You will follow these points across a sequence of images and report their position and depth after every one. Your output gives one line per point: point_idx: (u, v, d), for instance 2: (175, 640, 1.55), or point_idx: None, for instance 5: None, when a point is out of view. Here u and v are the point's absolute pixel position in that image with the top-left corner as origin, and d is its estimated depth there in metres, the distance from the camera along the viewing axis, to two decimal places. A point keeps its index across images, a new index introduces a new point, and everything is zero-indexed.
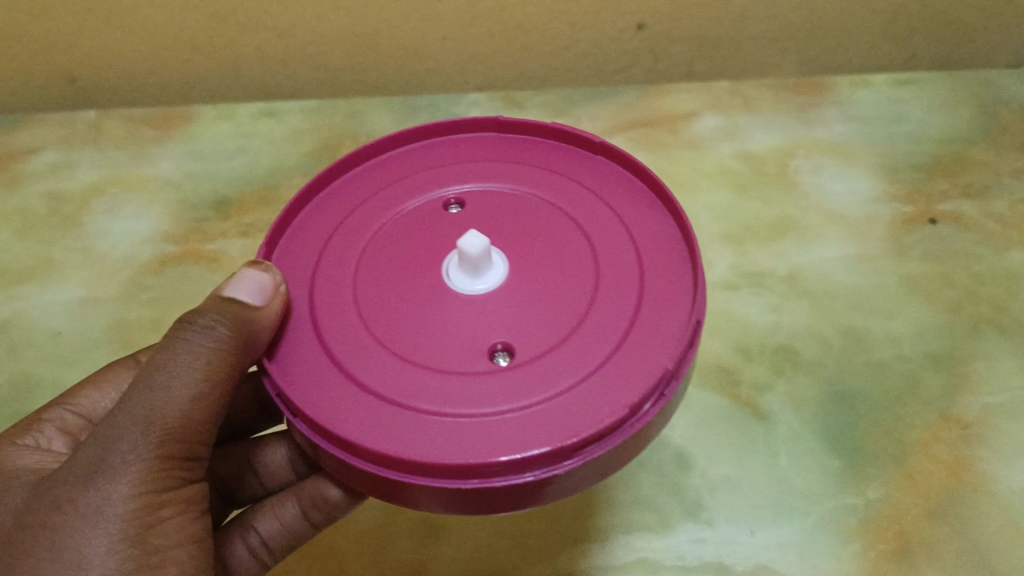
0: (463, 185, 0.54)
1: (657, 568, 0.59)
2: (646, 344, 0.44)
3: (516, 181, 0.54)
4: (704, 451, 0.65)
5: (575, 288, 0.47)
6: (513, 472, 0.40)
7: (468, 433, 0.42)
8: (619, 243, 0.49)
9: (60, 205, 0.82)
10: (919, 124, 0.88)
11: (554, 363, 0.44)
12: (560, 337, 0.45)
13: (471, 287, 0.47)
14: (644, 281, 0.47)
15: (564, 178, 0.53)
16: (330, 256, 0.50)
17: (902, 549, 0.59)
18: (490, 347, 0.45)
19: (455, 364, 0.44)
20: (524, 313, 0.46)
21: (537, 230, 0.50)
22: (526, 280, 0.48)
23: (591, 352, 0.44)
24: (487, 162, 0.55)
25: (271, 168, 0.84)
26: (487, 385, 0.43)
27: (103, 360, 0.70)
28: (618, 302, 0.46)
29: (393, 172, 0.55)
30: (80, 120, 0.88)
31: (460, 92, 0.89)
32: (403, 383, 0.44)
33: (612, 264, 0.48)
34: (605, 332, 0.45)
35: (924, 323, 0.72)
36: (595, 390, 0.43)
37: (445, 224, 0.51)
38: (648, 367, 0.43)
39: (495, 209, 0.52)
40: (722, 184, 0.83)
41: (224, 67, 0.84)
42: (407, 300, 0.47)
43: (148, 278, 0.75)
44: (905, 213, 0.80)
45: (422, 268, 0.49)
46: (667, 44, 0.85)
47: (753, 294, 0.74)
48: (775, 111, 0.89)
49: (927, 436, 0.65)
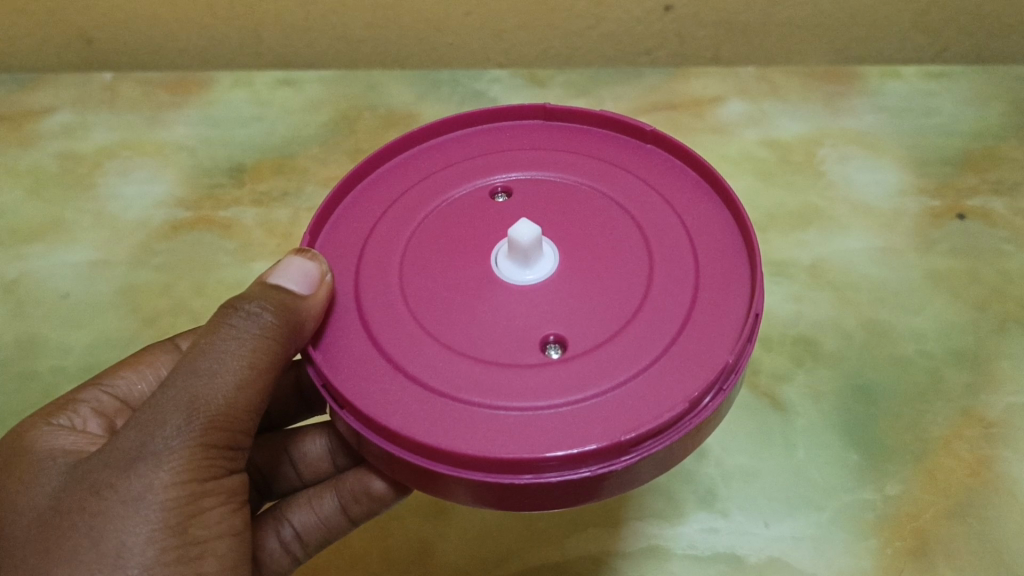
0: (510, 173, 0.52)
1: (668, 557, 0.57)
2: (703, 337, 0.43)
3: (565, 171, 0.52)
4: (720, 440, 0.63)
5: (628, 279, 0.46)
6: (569, 466, 0.39)
7: (521, 426, 0.40)
8: (672, 233, 0.48)
9: (73, 165, 0.80)
10: (949, 118, 0.86)
11: (608, 356, 0.43)
12: (615, 330, 0.44)
13: (521, 277, 0.46)
14: (700, 274, 0.46)
15: (614, 167, 0.52)
16: (376, 244, 0.49)
17: (919, 547, 0.57)
18: (542, 339, 0.44)
19: (505, 355, 0.43)
20: (576, 304, 0.45)
21: (588, 220, 0.49)
22: (578, 270, 0.47)
23: (646, 345, 0.43)
24: (533, 151, 0.54)
25: (288, 137, 0.82)
26: (539, 378, 0.42)
27: (112, 323, 0.69)
28: (673, 294, 0.45)
29: (437, 160, 0.54)
30: (95, 81, 0.87)
31: (482, 68, 0.88)
32: (453, 374, 0.42)
33: (668, 256, 0.47)
34: (660, 324, 0.44)
35: (948, 319, 0.70)
36: (652, 384, 0.41)
37: (492, 213, 0.50)
38: (706, 361, 0.42)
39: (544, 198, 0.51)
40: (746, 170, 0.81)
41: (242, 33, 0.82)
42: (456, 290, 0.46)
43: (160, 242, 0.74)
44: (933, 207, 0.78)
45: (471, 258, 0.48)
46: (693, 27, 0.84)
47: (775, 282, 0.73)
48: (803, 98, 0.87)
49: (948, 434, 0.63)
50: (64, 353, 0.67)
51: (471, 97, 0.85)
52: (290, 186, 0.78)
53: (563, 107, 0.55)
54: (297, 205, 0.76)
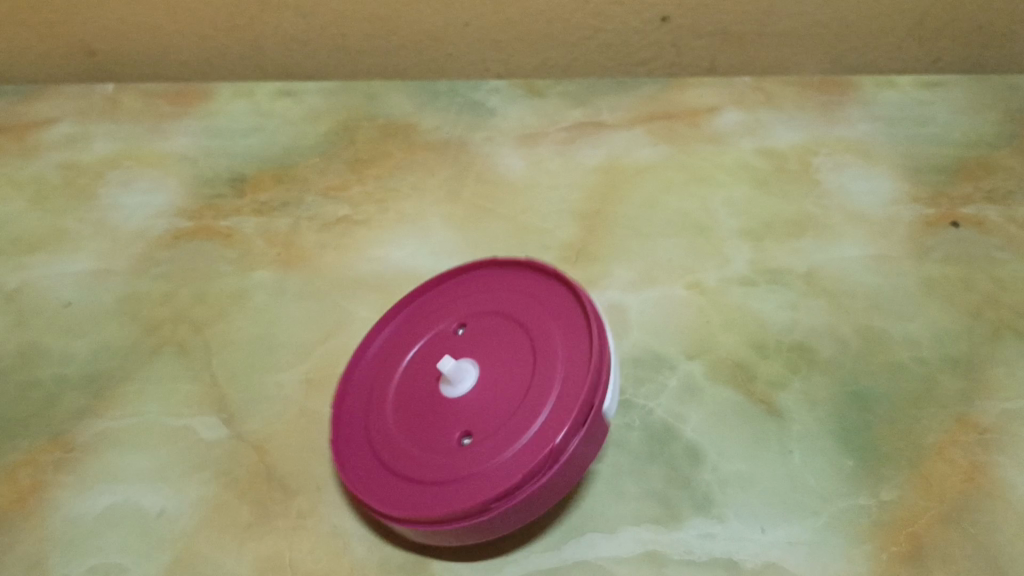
0: (468, 311, 0.60)
1: (664, 562, 0.58)
2: (562, 409, 0.51)
3: (500, 304, 0.59)
4: (715, 445, 0.63)
5: (519, 377, 0.55)
6: (461, 521, 0.50)
7: (432, 500, 0.51)
8: (552, 329, 0.56)
9: (75, 176, 0.80)
10: (943, 126, 0.87)
11: (495, 438, 0.52)
12: (508, 414, 0.53)
13: (451, 391, 0.55)
14: (562, 352, 0.54)
15: (523, 293, 0.59)
16: (374, 395, 0.58)
17: (914, 552, 0.58)
18: (457, 435, 0.54)
19: (429, 447, 0.54)
20: (490, 404, 0.54)
21: (506, 339, 0.57)
22: (492, 369, 0.56)
23: (526, 419, 0.52)
24: (487, 289, 0.61)
25: (288, 147, 0.83)
26: (447, 464, 0.52)
27: (114, 332, 0.67)
28: (547, 364, 0.54)
29: (427, 304, 0.63)
30: (98, 93, 0.88)
31: (481, 79, 0.89)
32: (387, 487, 0.53)
33: (545, 351, 0.55)
34: (534, 405, 0.52)
35: (943, 325, 0.71)
36: (527, 448, 0.50)
37: (449, 349, 0.59)
38: (559, 424, 0.50)
39: (487, 330, 0.58)
40: (743, 179, 0.82)
41: (242, 45, 0.84)
42: (407, 415, 0.56)
43: (160, 252, 0.74)
44: (927, 215, 0.79)
45: (427, 382, 0.57)
46: (691, 37, 0.86)
47: (770, 289, 0.73)
48: (798, 107, 0.89)
49: (943, 439, 0.64)
50: (66, 362, 0.66)
51: (471, 107, 0.87)
52: (290, 196, 0.78)
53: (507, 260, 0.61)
54: (298, 214, 0.77)
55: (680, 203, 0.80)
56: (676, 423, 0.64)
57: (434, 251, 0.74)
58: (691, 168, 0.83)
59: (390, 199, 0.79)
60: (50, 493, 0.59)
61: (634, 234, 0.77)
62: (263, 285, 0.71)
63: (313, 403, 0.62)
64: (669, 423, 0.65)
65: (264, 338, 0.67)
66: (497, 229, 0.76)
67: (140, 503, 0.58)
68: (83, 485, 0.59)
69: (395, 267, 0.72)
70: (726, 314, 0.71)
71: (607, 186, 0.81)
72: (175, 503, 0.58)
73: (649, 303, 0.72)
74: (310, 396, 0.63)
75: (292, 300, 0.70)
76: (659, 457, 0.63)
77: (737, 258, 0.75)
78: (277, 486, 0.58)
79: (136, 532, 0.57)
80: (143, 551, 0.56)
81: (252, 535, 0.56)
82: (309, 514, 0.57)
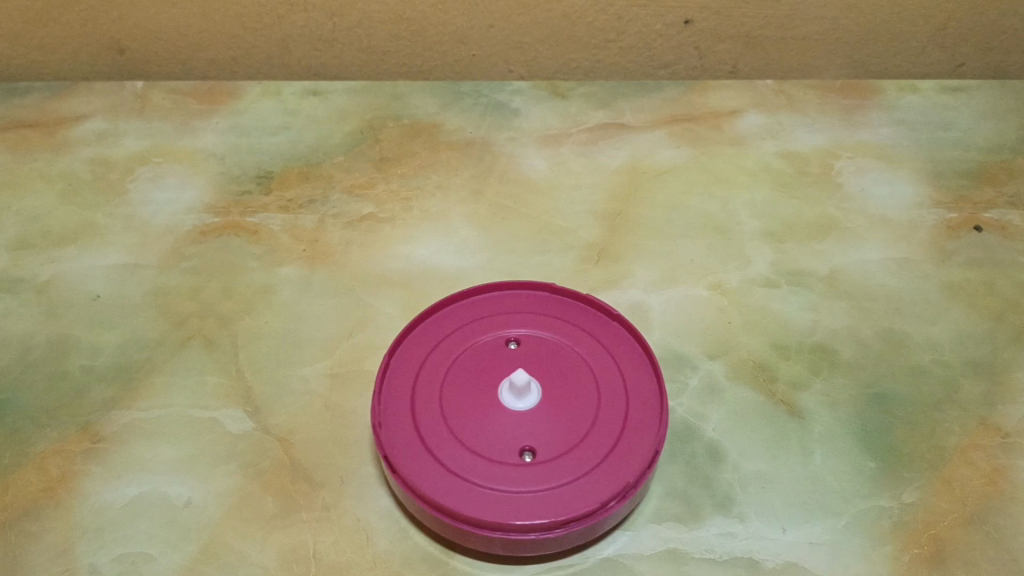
0: (522, 329, 0.63)
1: (686, 560, 0.56)
2: (633, 439, 0.56)
3: (560, 334, 0.62)
4: (737, 445, 0.63)
5: (582, 405, 0.58)
6: (520, 532, 0.51)
7: (493, 505, 0.52)
8: (614, 379, 0.59)
9: (104, 171, 0.81)
10: (965, 131, 0.87)
11: (561, 460, 0.55)
12: (576, 439, 0.56)
13: (515, 405, 0.57)
14: (630, 413, 0.57)
15: (584, 331, 0.63)
16: (419, 388, 0.58)
17: (937, 554, 0.57)
18: (520, 447, 0.55)
19: (489, 453, 0.55)
20: (552, 425, 0.56)
21: (564, 366, 0.60)
22: (554, 393, 0.58)
23: (598, 449, 0.55)
24: (541, 315, 0.64)
25: (313, 145, 0.84)
26: (511, 474, 0.54)
27: (143, 325, 0.68)
28: (615, 400, 0.58)
29: (470, 312, 0.64)
30: (127, 90, 0.89)
31: (505, 81, 0.91)
32: (447, 481, 0.53)
33: (610, 391, 0.59)
34: (602, 438, 0.56)
35: (965, 329, 0.71)
36: (601, 478, 0.54)
37: (506, 362, 0.60)
38: (635, 460, 0.55)
39: (545, 354, 0.61)
40: (766, 182, 0.82)
41: (271, 46, 0.88)
42: (464, 417, 0.57)
43: (189, 248, 0.74)
44: (949, 219, 0.79)
45: (483, 392, 0.58)
46: (713, 41, 0.90)
47: (793, 291, 0.73)
48: (821, 111, 0.89)
49: (965, 443, 0.64)
50: (95, 354, 0.66)
51: (495, 108, 0.88)
52: (316, 194, 0.79)
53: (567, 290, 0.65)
54: (324, 212, 0.78)
55: (702, 205, 0.80)
56: (697, 422, 0.63)
57: (459, 250, 0.75)
58: (713, 170, 0.83)
59: (415, 198, 0.80)
60: (78, 483, 0.58)
61: (655, 235, 0.77)
62: (290, 281, 0.72)
63: (338, 397, 0.64)
64: (689, 422, 0.64)
65: (290, 333, 0.68)
66: (521, 229, 0.77)
67: (167, 493, 0.58)
68: (110, 474, 0.59)
69: (420, 266, 0.73)
70: (749, 315, 0.71)
71: (630, 187, 0.81)
72: (201, 494, 0.58)
73: (671, 303, 0.71)
74: (334, 391, 0.64)
75: (318, 295, 0.71)
76: (680, 455, 0.62)
77: (759, 260, 0.76)
78: (302, 478, 0.59)
79: (164, 522, 0.57)
80: (172, 541, 0.56)
81: (276, 527, 0.56)
82: (333, 506, 0.58)
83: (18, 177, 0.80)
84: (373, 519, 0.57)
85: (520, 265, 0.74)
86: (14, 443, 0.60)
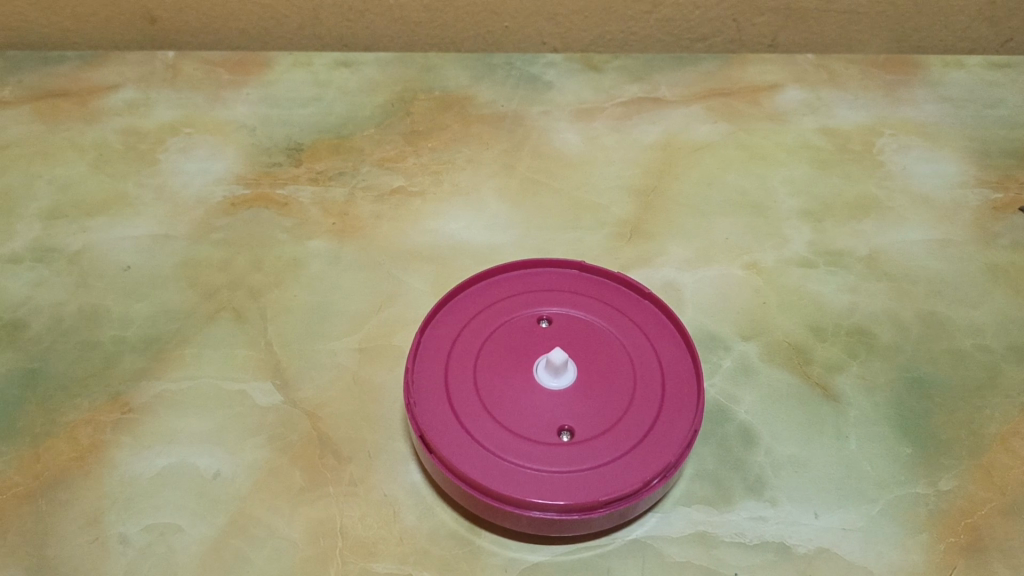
0: (554, 307, 0.62)
1: (715, 543, 0.55)
2: (671, 418, 0.55)
3: (592, 313, 0.62)
4: (770, 429, 0.61)
5: (619, 385, 0.57)
6: (562, 512, 0.51)
7: (534, 486, 0.52)
8: (649, 359, 0.59)
9: (136, 141, 0.81)
10: (1013, 108, 0.85)
11: (600, 441, 0.54)
12: (614, 418, 0.55)
13: (552, 384, 0.57)
14: (667, 392, 0.57)
15: (617, 311, 0.62)
16: (452, 367, 0.58)
17: (973, 543, 0.56)
18: (557, 427, 0.55)
19: (527, 433, 0.54)
20: (589, 405, 0.56)
21: (596, 345, 0.59)
22: (589, 372, 0.58)
23: (637, 428, 0.55)
24: (572, 294, 0.63)
25: (344, 117, 0.83)
26: (549, 454, 0.53)
27: (173, 296, 0.68)
28: (650, 378, 0.57)
29: (500, 290, 0.63)
30: (159, 60, 0.89)
31: (538, 54, 0.90)
32: (485, 462, 0.53)
33: (645, 371, 0.58)
34: (639, 417, 0.55)
35: (1008, 314, 0.69)
36: (641, 457, 0.53)
37: (539, 341, 0.60)
38: (673, 440, 0.54)
39: (579, 333, 0.60)
40: (803, 158, 0.80)
41: (302, 15, 0.88)
42: (498, 397, 0.56)
43: (219, 219, 0.74)
44: (994, 200, 0.77)
45: (517, 370, 0.58)
46: (752, 13, 0.88)
47: (830, 272, 0.71)
48: (862, 87, 0.87)
49: (1006, 430, 0.62)
50: (125, 324, 0.66)
51: (528, 80, 0.87)
52: (346, 166, 0.79)
53: (598, 268, 0.64)
54: (354, 184, 0.77)
55: (738, 181, 0.78)
56: (729, 404, 0.62)
57: (489, 225, 0.74)
58: (751, 146, 0.81)
59: (446, 171, 0.79)
60: (108, 452, 0.59)
61: (689, 212, 0.75)
62: (319, 254, 0.71)
63: (366, 372, 0.63)
64: (722, 404, 0.63)
65: (319, 307, 0.67)
66: (552, 205, 0.76)
67: (196, 464, 0.58)
68: (140, 444, 0.59)
69: (450, 241, 0.72)
70: (785, 296, 0.70)
71: (665, 162, 0.80)
72: (230, 466, 0.58)
73: (704, 283, 0.70)
74: (363, 365, 0.64)
75: (347, 268, 0.70)
76: (711, 437, 0.61)
77: (796, 239, 0.74)
78: (330, 452, 0.59)
79: (193, 493, 0.57)
80: (201, 512, 0.56)
81: (303, 501, 0.56)
82: (361, 482, 0.57)
83: (50, 145, 0.80)
84: (399, 494, 0.57)
85: (551, 242, 0.72)
86: (45, 412, 0.60)
